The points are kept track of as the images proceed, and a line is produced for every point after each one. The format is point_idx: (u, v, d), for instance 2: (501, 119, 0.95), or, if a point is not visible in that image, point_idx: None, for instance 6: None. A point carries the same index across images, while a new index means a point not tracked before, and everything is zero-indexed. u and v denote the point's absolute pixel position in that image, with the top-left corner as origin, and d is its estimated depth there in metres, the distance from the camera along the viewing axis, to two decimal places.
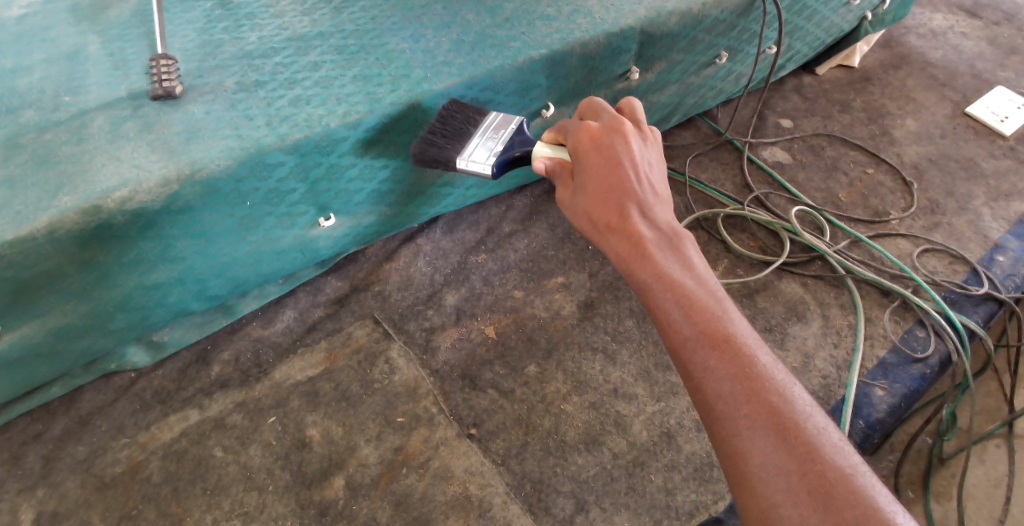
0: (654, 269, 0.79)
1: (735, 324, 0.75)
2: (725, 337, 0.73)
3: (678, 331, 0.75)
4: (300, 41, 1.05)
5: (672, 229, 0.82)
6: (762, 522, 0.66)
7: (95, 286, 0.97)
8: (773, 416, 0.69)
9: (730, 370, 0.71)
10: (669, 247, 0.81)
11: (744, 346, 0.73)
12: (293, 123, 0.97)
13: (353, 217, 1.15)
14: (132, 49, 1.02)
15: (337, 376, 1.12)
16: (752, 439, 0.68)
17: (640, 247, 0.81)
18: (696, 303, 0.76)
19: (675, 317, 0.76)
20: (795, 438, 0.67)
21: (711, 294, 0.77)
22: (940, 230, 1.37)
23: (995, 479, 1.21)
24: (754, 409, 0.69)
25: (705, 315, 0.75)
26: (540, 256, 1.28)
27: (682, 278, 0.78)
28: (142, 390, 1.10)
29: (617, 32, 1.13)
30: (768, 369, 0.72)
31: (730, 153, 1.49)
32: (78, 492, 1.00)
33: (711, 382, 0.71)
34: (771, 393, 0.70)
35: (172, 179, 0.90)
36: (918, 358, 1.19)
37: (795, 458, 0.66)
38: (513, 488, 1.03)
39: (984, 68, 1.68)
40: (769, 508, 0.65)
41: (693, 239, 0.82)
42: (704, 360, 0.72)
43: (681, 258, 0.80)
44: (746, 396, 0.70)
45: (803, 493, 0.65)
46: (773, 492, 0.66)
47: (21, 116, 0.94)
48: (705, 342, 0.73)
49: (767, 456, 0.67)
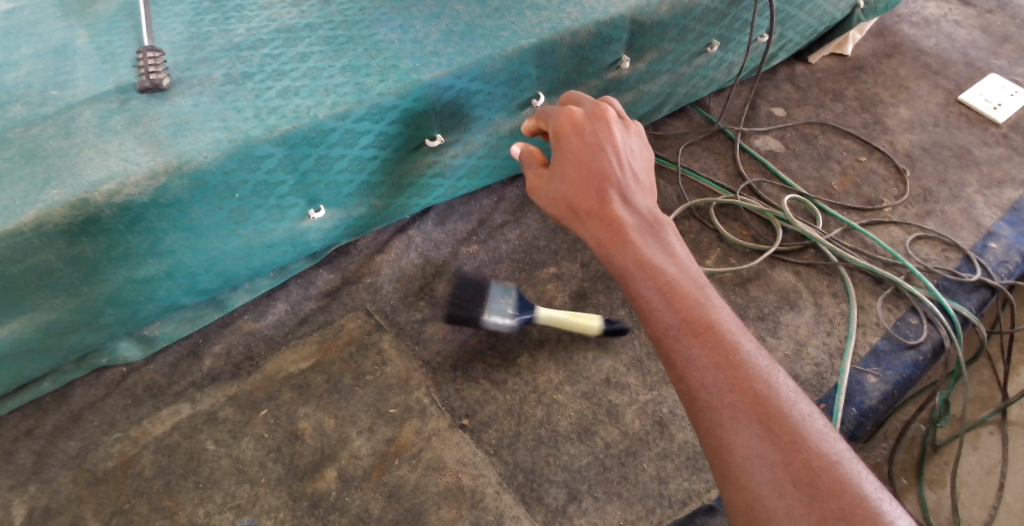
0: (635, 258, 0.79)
1: (718, 312, 0.75)
2: (708, 324, 0.73)
3: (660, 320, 0.75)
4: (288, 32, 1.05)
5: (653, 217, 0.82)
6: (748, 513, 0.65)
7: (84, 281, 0.96)
8: (757, 406, 0.68)
9: (713, 358, 0.71)
10: (651, 236, 0.81)
11: (727, 333, 0.73)
12: (281, 114, 0.96)
13: (343, 209, 1.14)
14: (119, 43, 1.02)
15: (328, 368, 1.11)
16: (736, 429, 0.68)
17: (621, 237, 0.81)
18: (678, 292, 0.76)
19: (657, 306, 0.76)
20: (781, 428, 0.67)
21: (694, 282, 0.77)
22: (933, 218, 1.37)
23: (988, 465, 1.21)
24: (736, 398, 0.69)
25: (687, 303, 0.75)
26: (532, 247, 1.28)
27: (664, 266, 0.78)
28: (134, 385, 1.09)
29: (607, 21, 1.13)
30: (751, 356, 0.71)
31: (722, 143, 1.49)
32: (69, 488, 1.00)
33: (694, 371, 0.71)
34: (754, 380, 0.70)
35: (159, 172, 0.90)
36: (911, 345, 1.19)
37: (780, 447, 0.66)
38: (506, 478, 1.03)
39: (976, 56, 1.68)
40: (754, 500, 0.65)
41: (675, 226, 0.83)
42: (687, 348, 0.72)
43: (663, 246, 0.80)
44: (728, 385, 0.69)
45: (788, 484, 0.65)
46: (757, 483, 0.66)
47: (8, 111, 0.93)
48: (688, 331, 0.73)
49: (751, 447, 0.67)
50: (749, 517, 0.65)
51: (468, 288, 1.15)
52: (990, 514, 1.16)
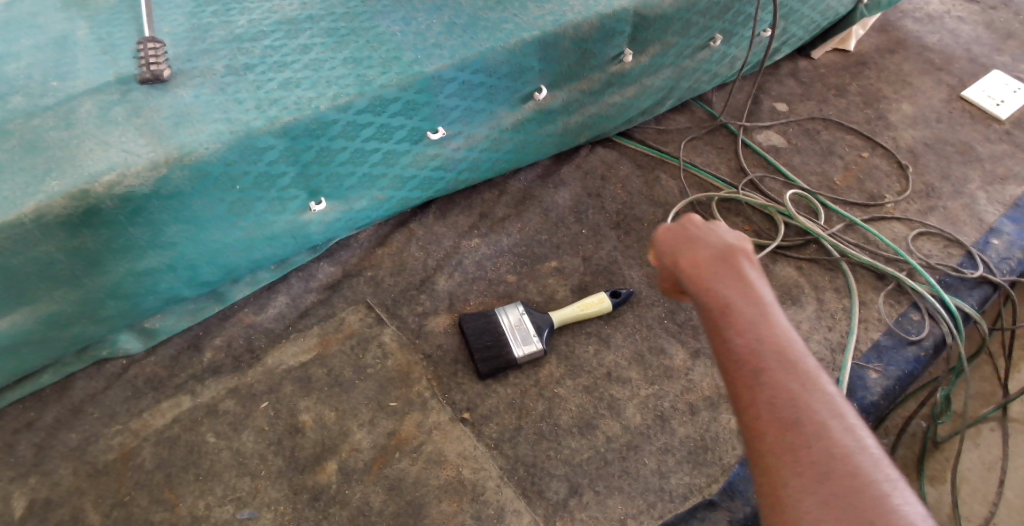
0: (692, 266, 0.73)
1: (766, 315, 0.68)
2: (768, 344, 0.66)
3: (716, 338, 0.68)
4: (289, 24, 1.04)
5: (724, 241, 0.74)
6: (772, 510, 0.60)
7: (85, 272, 0.96)
8: (812, 435, 0.61)
9: (750, 355, 0.66)
10: (720, 258, 0.73)
11: (788, 355, 0.65)
12: (282, 106, 0.96)
13: (345, 202, 1.14)
14: (119, 34, 1.01)
15: (329, 361, 1.11)
16: (784, 457, 0.61)
17: (688, 263, 0.73)
18: (725, 294, 0.70)
19: (712, 322, 0.69)
20: (835, 462, 0.59)
21: (757, 300, 0.69)
22: (935, 214, 1.36)
23: (989, 462, 1.21)
24: (790, 424, 0.62)
25: (733, 303, 0.69)
26: (534, 241, 1.27)
27: (726, 285, 0.70)
28: (134, 378, 1.09)
29: (610, 13, 1.12)
30: (793, 358, 0.65)
31: (725, 137, 1.48)
32: (70, 480, 1.00)
33: (746, 391, 0.64)
34: (813, 409, 0.62)
35: (161, 163, 0.90)
36: (912, 341, 1.18)
37: (833, 482, 0.58)
38: (507, 472, 1.03)
39: (980, 52, 1.67)
40: (778, 497, 0.60)
41: (750, 252, 0.74)
42: (741, 368, 0.65)
43: (731, 267, 0.72)
44: (784, 409, 0.62)
45: (815, 486, 0.59)
46: (784, 481, 0.60)
47: (7, 102, 0.93)
48: (744, 350, 0.66)
49: (780, 444, 0.61)
50: (773, 516, 0.60)
51: (480, 330, 1.11)
52: (990, 511, 1.16)
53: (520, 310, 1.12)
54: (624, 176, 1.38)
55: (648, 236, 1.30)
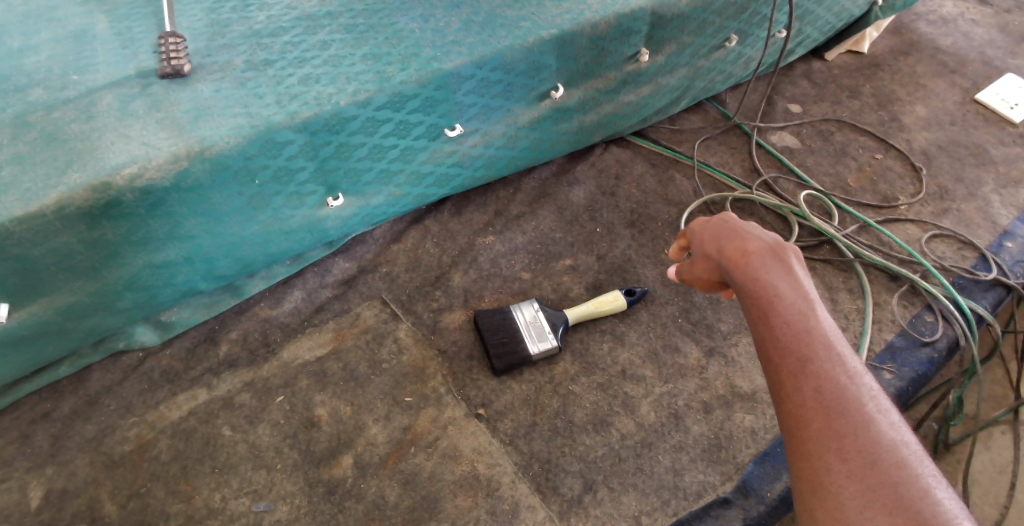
0: (742, 267, 0.76)
1: (814, 313, 0.71)
2: (816, 338, 0.69)
3: (764, 330, 0.71)
4: (308, 20, 1.05)
5: (775, 241, 0.77)
6: (814, 490, 0.63)
7: (104, 265, 0.97)
8: (857, 425, 0.63)
9: (796, 348, 0.68)
10: (772, 257, 0.75)
11: (835, 350, 0.68)
12: (302, 101, 0.96)
13: (362, 197, 1.14)
14: (139, 29, 1.02)
15: (345, 356, 1.12)
16: (829, 442, 0.63)
17: (740, 259, 0.76)
18: (775, 291, 0.73)
19: (761, 312, 0.72)
20: (879, 452, 0.62)
21: (805, 297, 0.72)
22: (949, 216, 1.36)
23: (1001, 465, 1.20)
24: (835, 413, 0.64)
25: (779, 300, 0.72)
26: (548, 239, 1.28)
27: (777, 281, 0.73)
28: (150, 370, 1.10)
29: (627, 13, 1.12)
30: (838, 353, 0.68)
31: (738, 138, 1.48)
32: (87, 470, 1.00)
33: (793, 381, 0.67)
34: (858, 401, 0.65)
35: (181, 156, 0.90)
36: (926, 342, 1.18)
37: (875, 469, 0.61)
38: (521, 467, 1.03)
39: (994, 55, 1.67)
40: (820, 479, 0.63)
41: (800, 252, 0.77)
42: (789, 360, 0.68)
43: (782, 265, 0.75)
44: (831, 399, 0.65)
45: (859, 471, 0.61)
46: (826, 465, 0.63)
47: (28, 95, 0.93)
48: (793, 342, 0.69)
49: (824, 430, 0.64)
50: (815, 494, 0.62)
51: (495, 326, 1.11)
52: (1001, 514, 1.15)
53: (535, 307, 1.12)
54: (638, 175, 1.39)
55: (662, 235, 1.30)
